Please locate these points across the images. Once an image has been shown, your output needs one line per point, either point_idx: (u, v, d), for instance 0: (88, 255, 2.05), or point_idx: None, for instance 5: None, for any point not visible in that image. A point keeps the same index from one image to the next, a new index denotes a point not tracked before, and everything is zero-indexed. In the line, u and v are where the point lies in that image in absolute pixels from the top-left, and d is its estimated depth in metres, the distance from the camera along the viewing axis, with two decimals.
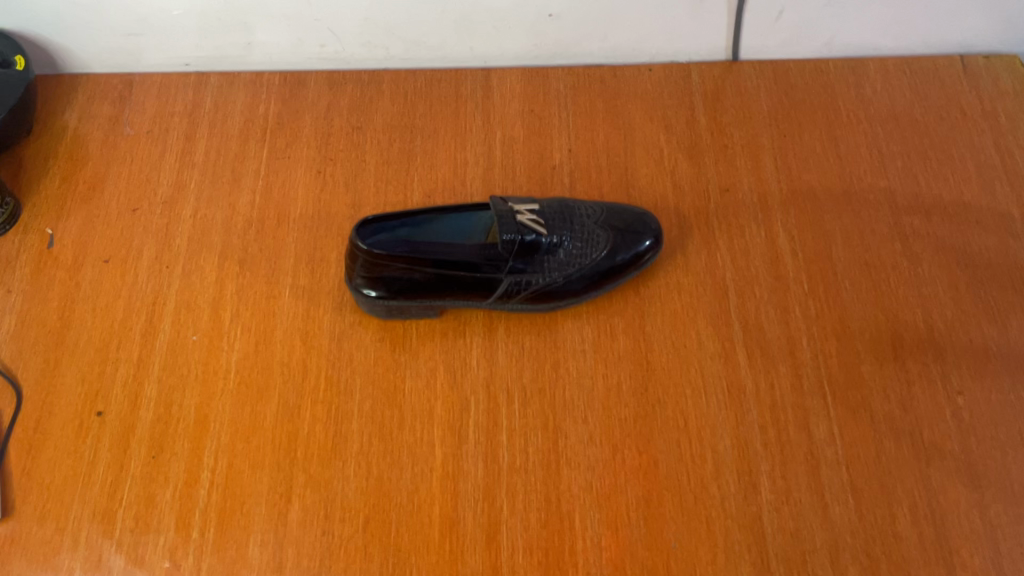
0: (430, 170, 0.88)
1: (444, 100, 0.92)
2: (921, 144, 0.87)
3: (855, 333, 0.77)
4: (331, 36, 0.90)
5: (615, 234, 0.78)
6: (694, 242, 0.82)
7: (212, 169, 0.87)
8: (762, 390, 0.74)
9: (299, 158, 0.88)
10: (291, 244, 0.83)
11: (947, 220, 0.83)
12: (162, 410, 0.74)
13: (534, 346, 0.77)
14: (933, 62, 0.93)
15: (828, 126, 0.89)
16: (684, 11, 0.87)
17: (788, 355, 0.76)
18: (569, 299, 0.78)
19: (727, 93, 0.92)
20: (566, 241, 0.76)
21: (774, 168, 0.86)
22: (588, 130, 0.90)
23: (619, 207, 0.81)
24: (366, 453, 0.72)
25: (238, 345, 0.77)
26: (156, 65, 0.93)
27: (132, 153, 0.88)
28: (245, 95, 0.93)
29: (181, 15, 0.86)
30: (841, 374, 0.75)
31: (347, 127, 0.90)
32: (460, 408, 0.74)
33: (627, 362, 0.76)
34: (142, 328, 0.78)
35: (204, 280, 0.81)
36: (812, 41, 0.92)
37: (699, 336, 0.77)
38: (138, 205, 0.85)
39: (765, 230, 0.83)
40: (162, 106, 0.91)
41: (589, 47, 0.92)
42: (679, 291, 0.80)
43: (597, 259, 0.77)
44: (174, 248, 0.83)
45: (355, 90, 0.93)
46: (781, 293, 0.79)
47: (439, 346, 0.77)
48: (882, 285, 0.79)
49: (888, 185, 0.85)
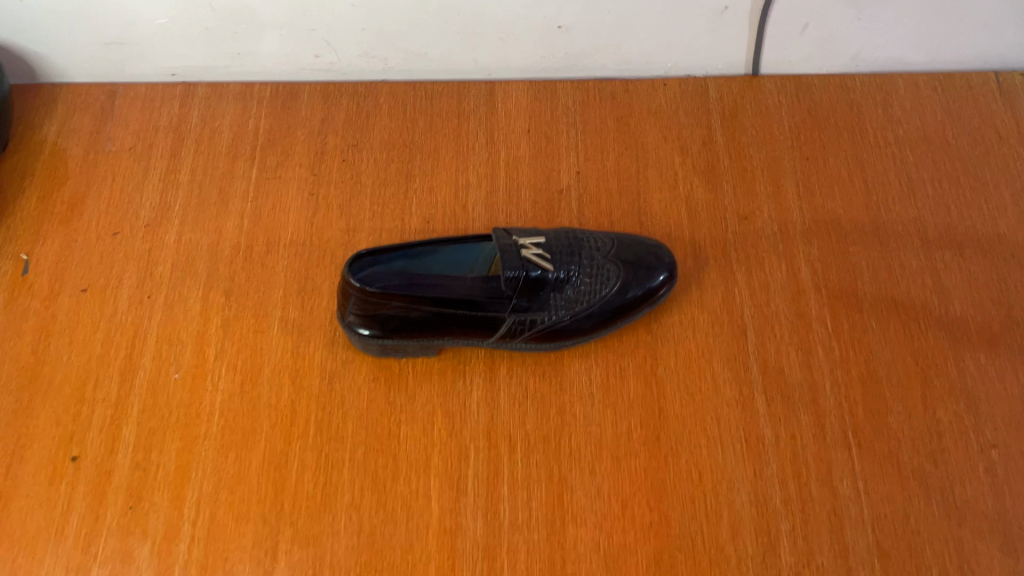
0: (430, 193, 0.82)
1: (446, 116, 0.87)
2: (953, 169, 0.82)
3: (882, 378, 0.72)
4: (326, 46, 0.84)
5: (626, 268, 0.73)
6: (710, 276, 0.77)
7: (198, 189, 0.82)
8: (782, 441, 0.69)
9: (291, 178, 0.83)
10: (280, 274, 0.78)
11: (981, 254, 0.77)
12: (141, 456, 0.70)
13: (538, 390, 0.72)
14: (966, 78, 0.87)
15: (854, 149, 0.83)
16: (704, 23, 0.81)
17: (810, 402, 0.71)
18: (577, 338, 0.73)
19: (746, 111, 0.86)
20: (574, 277, 0.71)
21: (796, 195, 0.81)
22: (598, 151, 0.84)
23: (631, 238, 0.76)
24: (358, 507, 0.67)
25: (222, 385, 0.72)
26: (140, 75, 0.88)
27: (113, 171, 0.83)
28: (234, 108, 0.87)
29: (166, 24, 0.81)
30: (867, 424, 0.70)
31: (342, 145, 0.85)
32: (458, 457, 0.69)
33: (638, 408, 0.71)
34: (121, 366, 0.74)
35: (188, 312, 0.76)
36: (838, 56, 0.86)
37: (714, 380, 0.72)
38: (119, 228, 0.80)
39: (786, 263, 0.78)
40: (145, 120, 0.86)
41: (600, 60, 0.87)
42: (694, 330, 0.75)
43: (607, 296, 0.72)
44: (157, 277, 0.78)
45: (351, 103, 0.87)
46: (803, 333, 0.74)
47: (437, 388, 0.72)
48: (911, 324, 0.74)
49: (918, 214, 0.80)
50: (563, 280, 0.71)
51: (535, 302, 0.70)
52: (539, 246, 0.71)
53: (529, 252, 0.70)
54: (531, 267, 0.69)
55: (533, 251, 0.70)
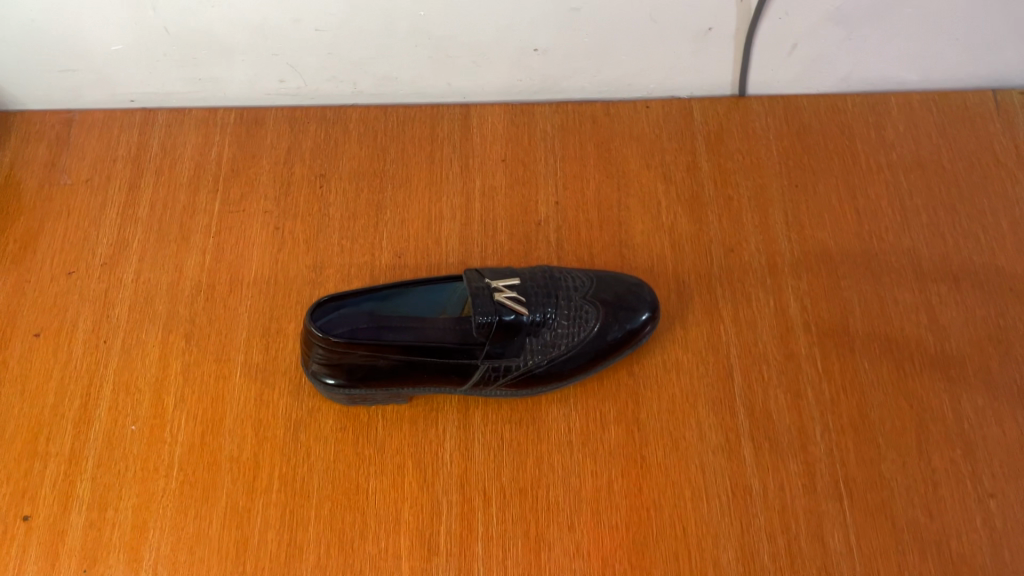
0: (401, 225, 0.79)
1: (418, 143, 0.83)
2: (949, 196, 0.78)
3: (875, 423, 0.69)
4: (291, 71, 0.80)
5: (606, 309, 0.69)
6: (694, 313, 0.74)
7: (158, 224, 0.79)
8: (770, 491, 0.66)
9: (256, 211, 0.79)
10: (244, 315, 0.74)
11: (977, 287, 0.74)
12: (96, 514, 0.66)
13: (514, 438, 0.69)
14: (963, 97, 0.83)
15: (846, 175, 0.80)
16: (687, 44, 0.77)
17: (799, 449, 0.68)
18: (555, 383, 0.69)
19: (732, 134, 0.82)
20: (550, 320, 0.68)
21: (785, 225, 0.77)
22: (578, 179, 0.81)
23: (611, 276, 0.73)
24: (324, 568, 0.64)
25: (182, 436, 0.69)
26: (97, 102, 0.84)
27: (69, 206, 0.79)
28: (196, 136, 0.83)
29: (122, 50, 0.76)
30: (859, 473, 0.67)
31: (310, 174, 0.81)
32: (431, 512, 0.66)
33: (619, 458, 0.68)
34: (76, 417, 0.70)
35: (146, 358, 0.72)
36: (828, 76, 0.82)
37: (700, 427, 0.69)
38: (75, 267, 0.76)
39: (775, 298, 0.74)
40: (103, 150, 0.82)
41: (579, 82, 0.83)
42: (678, 373, 0.71)
43: (585, 339, 0.68)
44: (113, 319, 0.74)
45: (319, 130, 0.84)
46: (793, 373, 0.71)
47: (409, 437, 0.69)
48: (905, 364, 0.71)
49: (912, 245, 0.76)
50: (539, 324, 0.67)
51: (510, 347, 0.67)
52: (514, 288, 0.67)
53: (502, 295, 0.66)
54: (505, 311, 0.65)
55: (507, 294, 0.66)
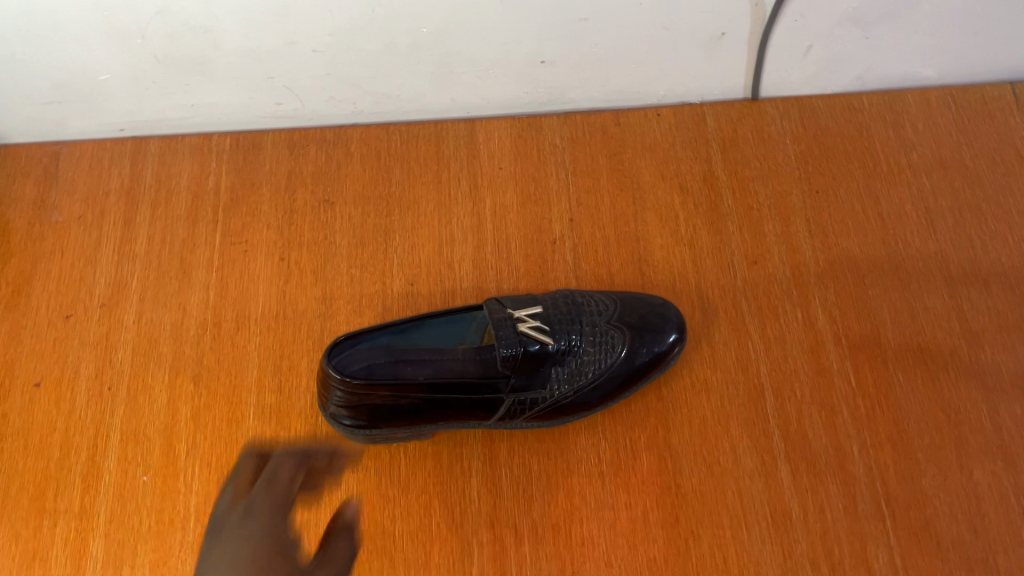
0: (411, 250, 0.76)
1: (424, 162, 0.80)
2: (973, 196, 0.76)
3: (913, 438, 0.67)
4: (288, 93, 0.77)
5: (632, 332, 0.67)
6: (720, 331, 0.72)
7: (158, 260, 0.75)
8: (811, 514, 0.64)
9: (259, 242, 0.76)
10: (253, 353, 0.71)
11: (1009, 291, 0.72)
12: (111, 572, 0.63)
13: (543, 471, 0.66)
14: (981, 92, 0.81)
15: (867, 179, 0.78)
16: (699, 51, 0.74)
17: (837, 469, 0.66)
18: (583, 412, 0.67)
19: (747, 140, 0.80)
20: (576, 347, 0.65)
21: (807, 234, 0.75)
22: (591, 194, 0.78)
23: (634, 297, 0.70)
24: None
25: (197, 485, 0.66)
26: (85, 133, 0.80)
27: (62, 245, 0.76)
28: (191, 165, 0.80)
29: (109, 80, 0.73)
30: (900, 491, 0.65)
31: (313, 201, 0.78)
32: (462, 554, 0.63)
33: (653, 487, 0.66)
34: (83, 469, 0.67)
35: (154, 403, 0.69)
36: (844, 77, 0.80)
37: (734, 450, 0.67)
38: (72, 310, 0.73)
39: (802, 311, 0.72)
40: (95, 184, 0.79)
41: (587, 92, 0.79)
42: (708, 394, 0.69)
43: (613, 366, 0.66)
44: (117, 364, 0.71)
45: (319, 153, 0.80)
46: (825, 390, 0.69)
47: (434, 475, 0.66)
48: (940, 375, 0.69)
49: (939, 249, 0.74)
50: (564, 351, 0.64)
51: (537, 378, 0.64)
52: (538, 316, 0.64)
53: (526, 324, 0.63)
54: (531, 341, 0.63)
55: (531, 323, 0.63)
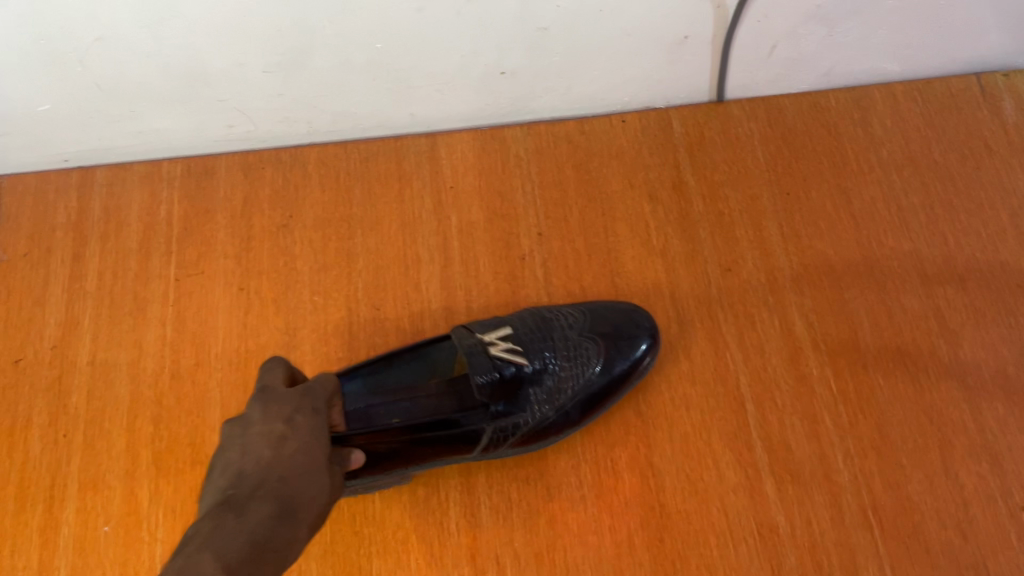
0: (376, 273, 0.73)
1: (385, 180, 0.77)
2: (944, 192, 0.75)
3: (897, 443, 0.66)
4: (239, 115, 0.73)
5: (602, 342, 0.65)
6: (698, 342, 0.70)
7: (110, 297, 0.72)
8: (798, 527, 0.63)
9: (216, 272, 0.73)
10: (215, 390, 0.68)
11: (985, 287, 0.71)
12: None
13: (524, 498, 0.64)
14: (947, 84, 0.80)
15: (837, 178, 0.77)
16: (662, 54, 0.72)
17: (822, 479, 0.65)
18: (566, 431, 0.64)
19: (715, 143, 0.78)
20: (550, 363, 0.63)
21: (780, 238, 0.74)
22: (559, 206, 0.76)
23: (603, 305, 0.68)
24: None
25: (162, 533, 0.63)
26: (27, 165, 0.76)
27: (8, 285, 0.72)
28: (141, 194, 0.77)
29: (49, 110, 0.69)
30: (887, 498, 0.64)
31: (271, 226, 0.75)
32: None
33: (637, 508, 0.64)
34: (40, 522, 0.64)
35: (113, 448, 0.66)
36: (809, 75, 0.78)
37: (717, 465, 0.65)
38: (22, 353, 0.70)
39: (779, 318, 0.71)
40: (40, 219, 0.75)
41: (549, 101, 0.77)
42: (688, 408, 0.67)
43: (589, 378, 0.64)
44: (71, 409, 0.68)
45: (276, 175, 0.77)
46: (806, 398, 0.67)
47: (410, 508, 0.64)
48: (920, 376, 0.68)
49: (913, 247, 0.73)
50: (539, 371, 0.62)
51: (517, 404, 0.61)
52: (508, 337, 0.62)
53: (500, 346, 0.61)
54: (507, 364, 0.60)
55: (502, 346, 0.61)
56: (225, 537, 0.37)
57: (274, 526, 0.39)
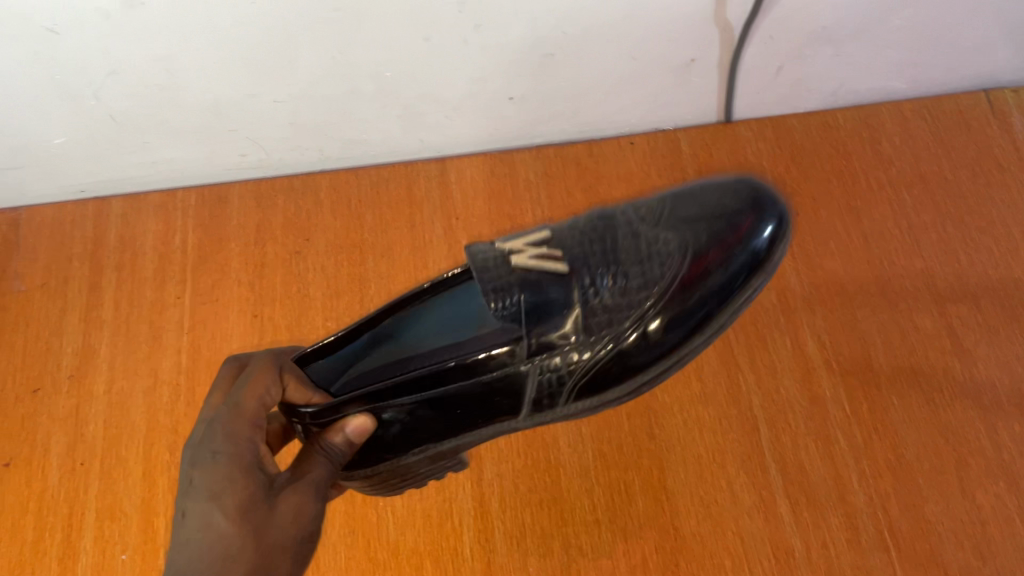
0: (388, 298, 0.74)
1: (396, 206, 0.78)
2: (955, 209, 0.75)
3: (912, 463, 0.65)
4: (252, 144, 0.74)
5: (694, 232, 0.43)
6: (710, 363, 0.70)
7: (126, 325, 0.73)
8: (814, 550, 0.62)
9: (230, 299, 0.74)
10: None
11: (998, 304, 0.71)
12: None
13: (537, 522, 0.64)
14: (956, 102, 0.80)
15: (847, 197, 0.77)
16: (669, 77, 0.73)
17: (838, 501, 0.64)
18: (661, 359, 0.42)
19: (723, 164, 0.79)
20: (614, 272, 0.43)
21: (791, 258, 0.74)
22: None
23: (693, 190, 0.46)
24: None
25: None
26: (45, 196, 0.77)
27: (26, 316, 0.73)
28: (156, 223, 0.77)
29: (64, 142, 0.70)
30: (904, 520, 0.63)
31: (284, 253, 0.76)
32: None
33: (651, 532, 0.63)
34: (57, 551, 0.64)
35: (129, 476, 0.67)
36: (817, 94, 0.78)
37: (731, 488, 0.65)
38: (40, 383, 0.71)
39: (791, 338, 0.71)
40: (56, 249, 0.76)
41: (558, 125, 0.78)
42: (701, 431, 0.67)
43: (680, 270, 0.42)
44: (89, 438, 0.68)
45: (288, 203, 0.78)
46: (820, 419, 0.67)
47: (425, 534, 0.64)
48: (934, 396, 0.67)
49: (924, 265, 0.73)
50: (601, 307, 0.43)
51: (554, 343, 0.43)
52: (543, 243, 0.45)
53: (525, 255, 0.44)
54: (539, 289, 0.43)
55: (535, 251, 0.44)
56: (184, 548, 0.36)
57: (243, 510, 0.37)
